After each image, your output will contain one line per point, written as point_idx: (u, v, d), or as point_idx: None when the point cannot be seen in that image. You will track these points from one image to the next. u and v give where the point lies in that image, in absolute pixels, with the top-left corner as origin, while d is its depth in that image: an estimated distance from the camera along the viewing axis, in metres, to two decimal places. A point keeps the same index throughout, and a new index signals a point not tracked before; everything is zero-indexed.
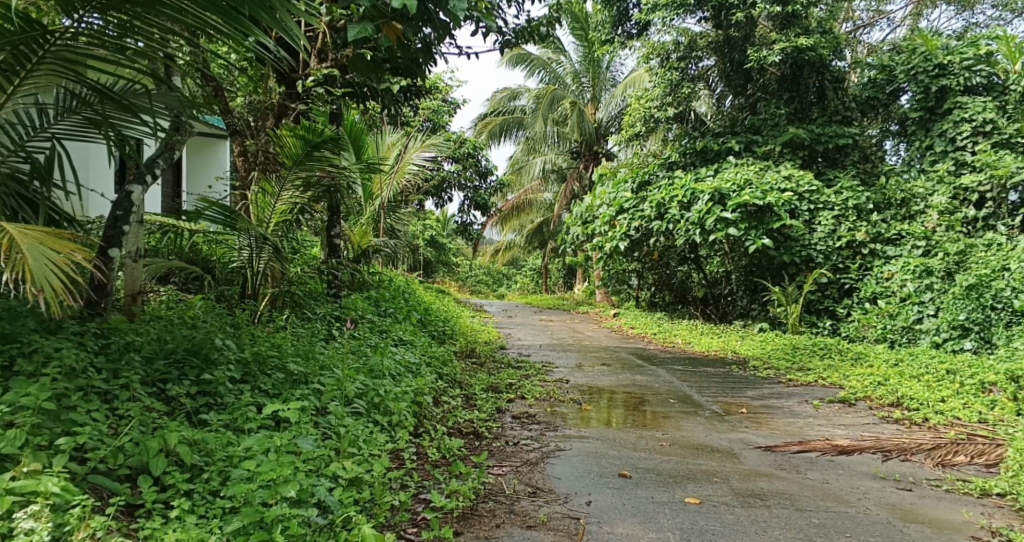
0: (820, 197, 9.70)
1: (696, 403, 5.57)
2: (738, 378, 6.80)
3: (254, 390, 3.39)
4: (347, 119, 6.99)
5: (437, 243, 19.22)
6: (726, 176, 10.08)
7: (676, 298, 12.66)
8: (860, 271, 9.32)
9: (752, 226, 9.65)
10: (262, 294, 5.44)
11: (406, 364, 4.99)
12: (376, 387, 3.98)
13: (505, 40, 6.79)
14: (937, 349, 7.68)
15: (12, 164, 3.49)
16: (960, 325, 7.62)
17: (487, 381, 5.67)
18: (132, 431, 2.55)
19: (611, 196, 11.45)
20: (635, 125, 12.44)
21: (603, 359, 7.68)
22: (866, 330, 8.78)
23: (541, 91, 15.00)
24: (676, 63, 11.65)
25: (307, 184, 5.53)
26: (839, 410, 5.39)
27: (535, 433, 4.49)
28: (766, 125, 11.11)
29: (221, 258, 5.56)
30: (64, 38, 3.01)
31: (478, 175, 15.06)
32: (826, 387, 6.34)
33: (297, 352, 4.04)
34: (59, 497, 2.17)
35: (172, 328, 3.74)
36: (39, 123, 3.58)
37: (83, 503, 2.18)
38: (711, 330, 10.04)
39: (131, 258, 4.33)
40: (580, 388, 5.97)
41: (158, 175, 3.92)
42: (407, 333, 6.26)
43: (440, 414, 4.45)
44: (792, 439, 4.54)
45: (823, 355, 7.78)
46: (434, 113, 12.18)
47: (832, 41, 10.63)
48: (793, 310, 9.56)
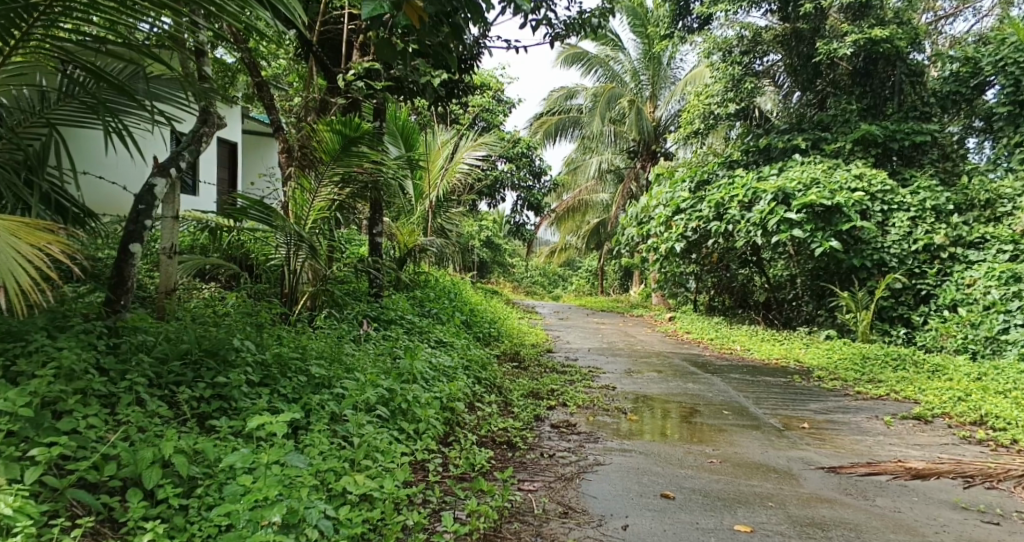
0: (894, 197, 9.07)
1: (753, 416, 5.17)
2: (800, 389, 6.34)
3: (274, 396, 3.23)
4: (394, 116, 6.87)
5: (493, 243, 19.08)
6: (791, 174, 9.55)
7: (736, 303, 12.12)
8: (938, 276, 8.65)
9: (819, 228, 9.08)
10: (300, 293, 5.36)
11: (440, 368, 4.77)
12: (403, 392, 3.78)
13: (556, 33, 6.51)
14: None
15: (9, 151, 3.51)
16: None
17: (529, 387, 5.40)
18: (123, 441, 2.43)
19: (667, 195, 11.01)
20: (694, 122, 11.96)
21: (655, 365, 7.29)
22: (945, 339, 8.14)
23: (598, 90, 14.65)
24: (740, 57, 11.12)
25: (345, 180, 5.40)
26: (915, 429, 4.89)
27: (574, 444, 4.20)
28: (836, 122, 10.46)
29: (259, 255, 5.48)
30: (52, 11, 2.87)
31: (532, 175, 14.79)
32: (899, 402, 5.83)
33: (323, 355, 3.87)
34: (11, 520, 2.03)
35: (194, 326, 3.62)
36: (40, 108, 3.62)
37: (29, 529, 2.03)
38: (772, 337, 9.52)
39: (166, 254, 4.25)
40: (628, 396, 5.64)
41: (183, 167, 3.81)
42: (447, 334, 6.05)
43: (473, 422, 4.21)
44: (860, 459, 4.12)
45: (896, 366, 7.21)
46: (488, 112, 12.00)
47: (910, 33, 9.96)
48: (863, 317, 8.94)
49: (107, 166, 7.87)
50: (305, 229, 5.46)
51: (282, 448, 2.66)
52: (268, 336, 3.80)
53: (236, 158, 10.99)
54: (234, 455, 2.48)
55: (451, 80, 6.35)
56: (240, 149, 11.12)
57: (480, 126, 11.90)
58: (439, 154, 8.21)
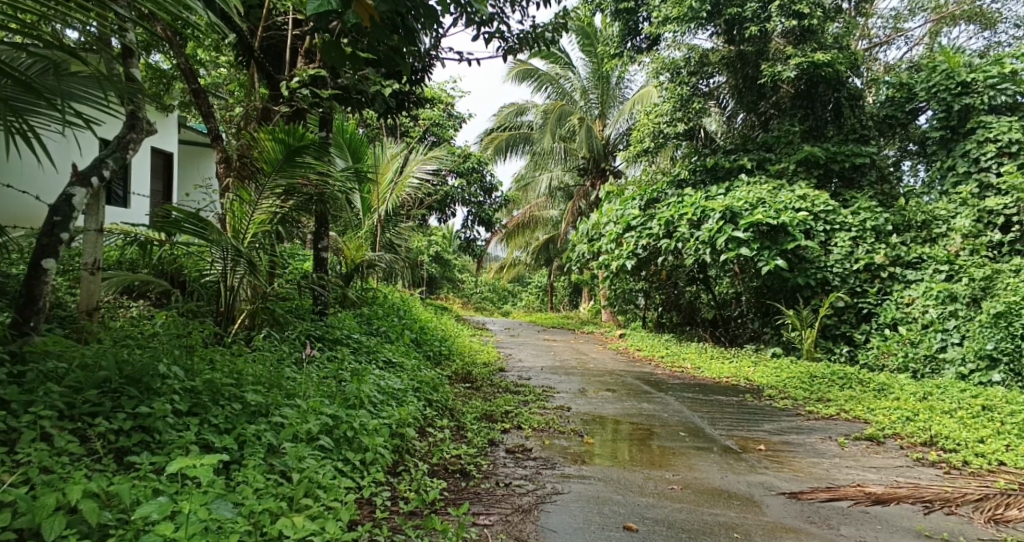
0: (836, 218, 9.24)
1: (709, 437, 5.08)
2: (753, 409, 6.29)
3: (203, 427, 2.95)
4: (342, 128, 6.66)
5: (442, 259, 18.78)
6: (738, 194, 9.64)
7: (684, 320, 12.15)
8: (879, 295, 8.82)
9: (766, 247, 9.16)
10: (237, 311, 5.05)
11: (388, 391, 4.51)
12: (349, 419, 3.53)
13: (508, 47, 6.37)
14: (963, 381, 7.23)
15: None
16: (987, 355, 7.17)
17: (481, 409, 5.19)
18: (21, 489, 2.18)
19: (617, 212, 10.97)
20: (644, 141, 11.99)
21: (608, 384, 7.16)
22: (886, 358, 8.27)
23: (549, 107, 14.63)
24: (687, 78, 11.24)
25: (288, 192, 5.14)
26: (868, 450, 4.87)
27: (530, 471, 4.01)
28: (780, 143, 10.63)
29: (194, 271, 5.15)
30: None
31: (482, 191, 14.62)
32: (850, 421, 5.84)
33: (261, 379, 3.59)
34: None
35: (115, 348, 3.32)
36: None
37: None
38: (722, 355, 9.53)
39: (88, 270, 4.05)
40: (582, 417, 5.49)
41: (106, 176, 3.49)
42: (396, 353, 5.78)
43: (424, 449, 3.98)
44: (820, 484, 4.04)
45: (843, 385, 7.27)
46: (438, 126, 11.79)
47: (850, 58, 10.21)
48: (808, 335, 9.02)
49: (13, 170, 7.44)
50: (244, 243, 5.16)
51: (208, 493, 2.42)
52: (200, 359, 3.51)
53: (172, 168, 10.50)
54: (152, 501, 2.25)
55: (401, 91, 6.15)
56: (177, 159, 10.64)
57: (429, 140, 11.67)
58: (389, 167, 7.95)
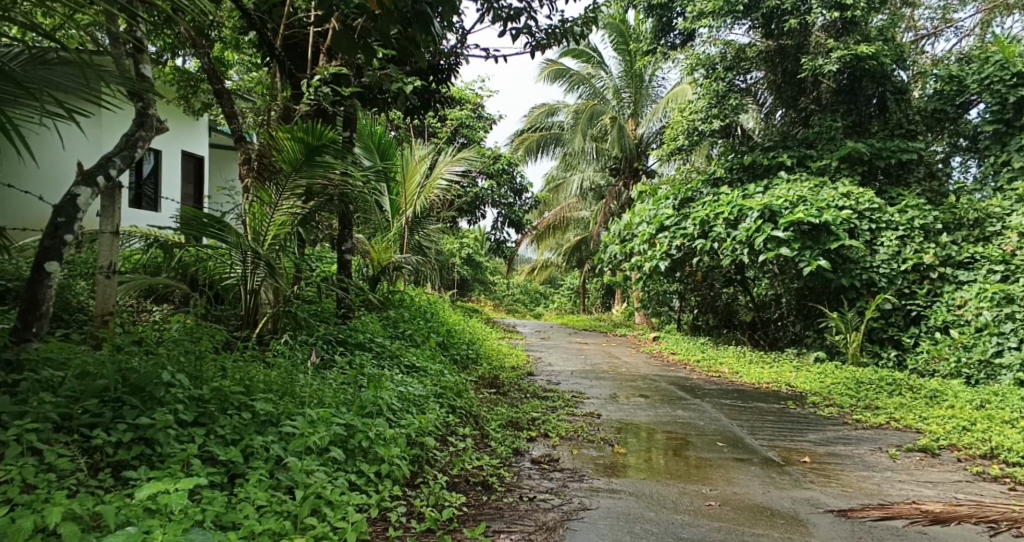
0: (881, 216, 8.82)
1: (749, 448, 4.81)
2: (796, 417, 5.96)
3: (208, 438, 2.84)
4: (369, 129, 6.53)
5: (473, 261, 18.62)
6: (777, 192, 9.26)
7: (721, 322, 11.77)
8: (928, 297, 8.39)
9: (807, 247, 8.77)
10: (260, 314, 4.95)
11: (409, 397, 4.34)
12: (365, 428, 3.38)
13: (536, 42, 6.15)
14: None
15: None
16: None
17: (507, 416, 4.98)
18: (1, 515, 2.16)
19: (650, 212, 10.68)
20: (678, 139, 11.64)
21: (641, 390, 6.89)
22: (937, 363, 7.83)
23: (580, 107, 14.37)
24: (723, 73, 10.89)
25: (309, 193, 5.01)
26: (923, 463, 4.53)
27: (557, 484, 3.80)
28: (821, 139, 10.20)
29: (214, 274, 5.08)
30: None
31: (512, 192, 14.41)
32: (901, 431, 5.49)
33: (273, 387, 3.46)
34: None
35: (119, 355, 3.26)
36: None
37: None
38: (761, 359, 9.17)
39: (104, 274, 4.08)
40: (613, 424, 5.25)
41: (115, 174, 3.53)
42: (420, 358, 5.61)
43: (445, 459, 3.80)
44: (871, 500, 3.75)
45: (891, 391, 6.89)
46: (468, 127, 11.61)
47: (895, 50, 9.76)
48: (852, 338, 8.60)
49: None
50: (264, 245, 5.05)
51: (198, 519, 2.32)
52: (211, 365, 3.41)
53: (202, 172, 10.58)
54: (119, 533, 2.15)
55: (426, 89, 6.00)
56: (207, 163, 10.69)
57: (459, 142, 11.51)
58: (416, 169, 7.79)
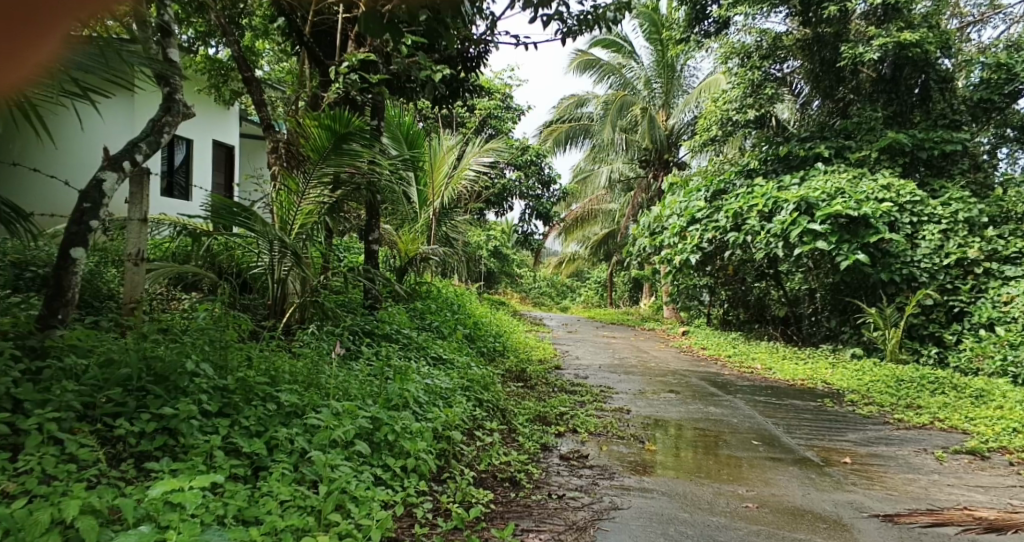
0: (923, 209, 8.50)
1: (785, 447, 4.64)
2: (834, 416, 5.76)
3: (233, 429, 2.78)
4: (396, 119, 6.45)
5: (500, 253, 18.53)
6: (814, 183, 8.99)
7: (753, 317, 11.53)
8: (972, 292, 8.08)
9: (844, 240, 8.51)
10: (287, 304, 4.93)
11: (436, 390, 4.25)
12: (391, 421, 3.30)
13: (567, 28, 6.00)
14: None
15: None
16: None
17: (535, 410, 4.87)
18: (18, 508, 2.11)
19: (681, 205, 10.46)
20: (711, 129, 11.38)
21: (671, 385, 6.73)
22: (980, 361, 7.54)
23: (610, 97, 14.15)
24: (759, 62, 10.60)
25: (336, 181, 4.94)
26: (972, 467, 4.33)
27: (587, 482, 3.68)
28: (860, 130, 9.87)
29: (241, 262, 5.05)
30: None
31: (541, 183, 14.27)
32: (946, 432, 5.27)
33: (298, 379, 3.40)
34: None
35: (144, 342, 3.22)
36: None
37: None
38: (795, 355, 8.93)
39: (132, 261, 4.09)
40: (644, 420, 5.11)
41: (141, 159, 3.55)
42: (448, 350, 5.53)
43: (473, 454, 3.71)
44: (919, 505, 3.57)
45: (933, 390, 6.64)
46: (496, 118, 11.49)
47: (941, 37, 9.40)
48: (891, 335, 8.32)
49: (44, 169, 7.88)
50: (291, 234, 5.01)
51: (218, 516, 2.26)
52: (236, 354, 3.36)
53: (233, 161, 10.65)
54: (134, 532, 2.09)
55: (455, 77, 5.89)
56: (237, 153, 10.75)
57: (487, 132, 11.39)
58: (444, 160, 7.64)
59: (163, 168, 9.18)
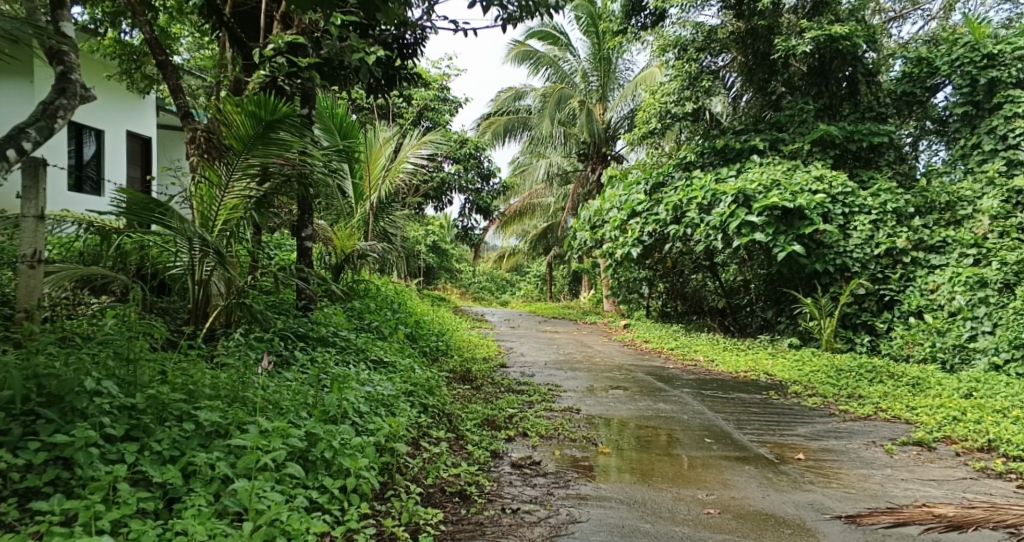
0: (855, 200, 8.62)
1: (740, 444, 4.53)
2: (782, 409, 5.73)
3: (143, 455, 2.44)
4: (328, 109, 6.08)
5: (439, 248, 18.16)
6: (751, 175, 9.02)
7: (691, 309, 11.58)
8: (901, 281, 8.25)
9: (781, 232, 8.56)
10: (211, 307, 4.50)
11: (376, 397, 3.95)
12: (327, 437, 2.99)
13: (507, 15, 5.74)
14: (998, 372, 6.66)
15: None
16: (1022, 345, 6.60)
17: (482, 414, 4.61)
18: None
19: (621, 198, 10.35)
20: (649, 122, 11.28)
21: (618, 381, 6.58)
22: (911, 348, 7.71)
23: (547, 90, 13.98)
24: (695, 55, 10.56)
25: (264, 173, 4.56)
26: (921, 458, 4.32)
27: (541, 492, 3.47)
28: (793, 122, 9.93)
29: (159, 263, 4.59)
30: None
31: (479, 177, 13.97)
32: (890, 422, 5.30)
33: (220, 393, 3.04)
34: None
35: (36, 356, 2.81)
36: None
37: None
38: (735, 346, 8.96)
39: (27, 263, 3.63)
40: (594, 420, 4.92)
41: (30, 146, 3.19)
42: (388, 352, 5.21)
43: (418, 469, 3.44)
44: (878, 503, 3.50)
45: (872, 379, 6.72)
46: (433, 110, 11.12)
47: (867, 30, 9.56)
48: (827, 325, 8.41)
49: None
50: (213, 231, 4.57)
51: None
52: (147, 367, 2.97)
53: (150, 153, 10.02)
54: None
55: (388, 62, 5.55)
56: (155, 145, 10.08)
57: (424, 125, 11.01)
58: (381, 153, 7.35)
59: (71, 160, 8.55)
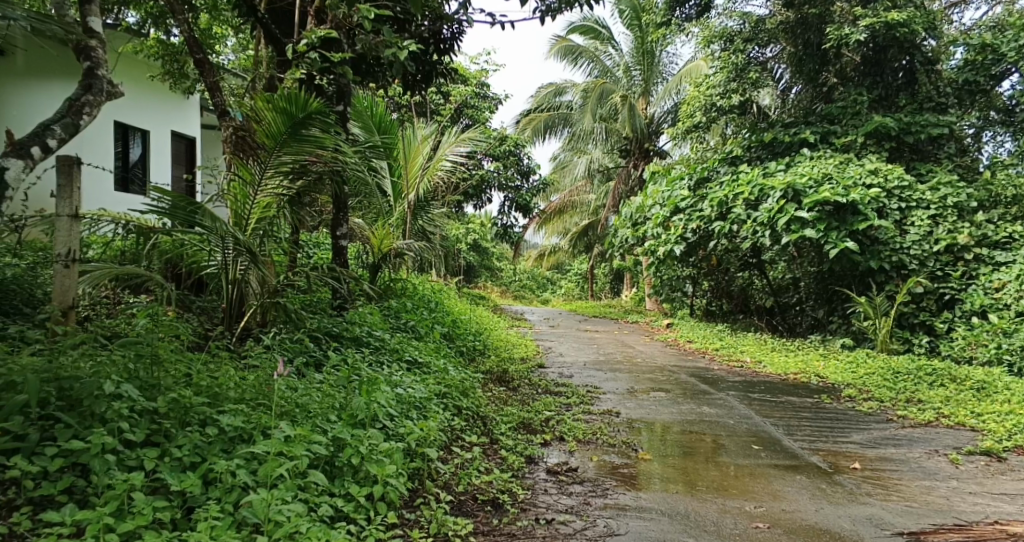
0: (912, 194, 8.20)
1: (790, 452, 4.29)
2: (834, 414, 5.44)
3: (162, 461, 2.46)
4: (363, 105, 5.99)
5: (480, 246, 18.07)
6: (800, 169, 8.66)
7: (737, 307, 11.24)
8: (963, 279, 7.80)
9: (833, 228, 8.18)
10: (245, 306, 4.44)
11: (408, 400, 3.84)
12: (354, 442, 2.91)
13: (546, 6, 5.57)
14: None
15: None
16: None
17: (518, 416, 4.47)
18: None
19: (664, 194, 10.10)
20: (694, 116, 10.96)
21: (661, 383, 6.35)
22: (974, 350, 7.28)
23: (589, 85, 13.76)
24: (742, 45, 10.19)
25: (297, 171, 4.51)
26: (990, 470, 4.02)
27: (578, 501, 3.31)
28: (845, 114, 9.52)
29: (196, 263, 4.51)
30: None
31: (520, 174, 13.82)
32: (954, 430, 4.97)
33: (246, 396, 3.01)
34: None
35: (62, 358, 2.82)
36: None
37: None
38: (783, 346, 8.63)
39: (62, 263, 3.63)
40: (634, 424, 4.74)
41: (55, 142, 3.48)
42: (423, 352, 5.10)
43: (449, 476, 3.31)
44: (944, 520, 3.24)
45: (932, 382, 6.35)
46: (473, 108, 11.02)
47: (927, 16, 9.08)
48: (882, 325, 8.00)
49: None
50: (247, 230, 4.52)
51: None
52: (172, 369, 2.96)
53: (194, 153, 10.18)
54: None
55: (423, 57, 5.43)
56: (199, 145, 10.24)
57: (463, 123, 10.90)
58: (419, 151, 7.24)
59: (116, 163, 8.73)
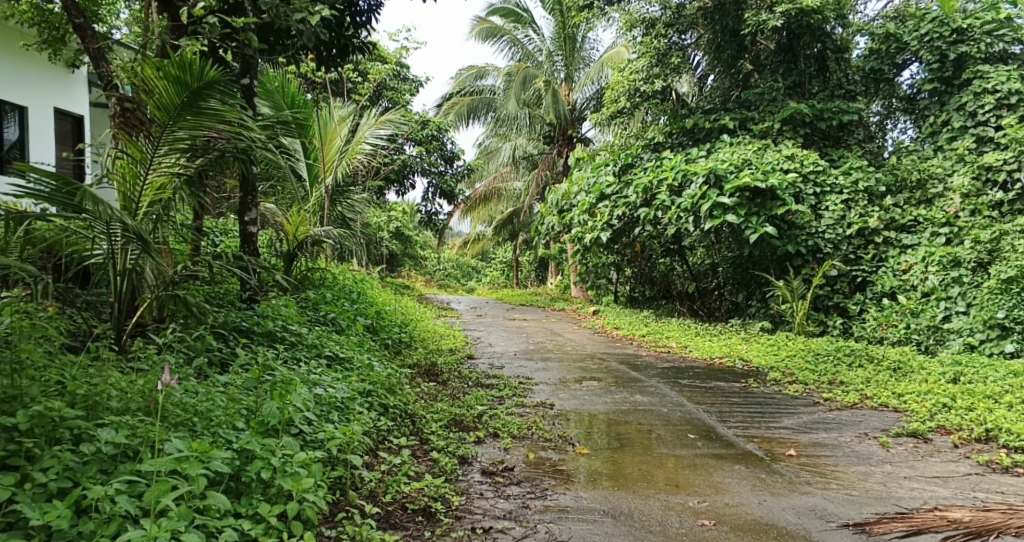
0: (826, 179, 8.34)
1: (726, 440, 4.20)
2: (764, 398, 5.42)
3: (24, 490, 2.17)
4: (272, 81, 5.51)
5: (402, 235, 17.55)
6: (721, 155, 8.68)
7: (660, 293, 11.29)
8: (874, 262, 8.02)
9: (753, 213, 8.24)
10: (139, 300, 3.95)
11: (327, 400, 3.50)
12: (266, 454, 2.59)
13: None
14: (973, 353, 6.50)
15: None
16: (998, 325, 6.47)
17: (448, 413, 4.19)
18: None
19: (589, 180, 9.96)
20: (618, 101, 10.81)
21: (592, 372, 6.20)
22: (885, 330, 7.48)
23: (512, 69, 13.51)
24: (664, 30, 10.04)
25: (196, 149, 4.06)
26: (920, 452, 4.04)
27: (516, 505, 3.08)
28: (762, 100, 9.59)
29: (79, 252, 4.00)
30: None
31: (443, 159, 13.43)
32: (878, 411, 5.03)
33: (132, 406, 2.66)
34: None
35: None
36: None
37: None
38: (707, 331, 8.67)
39: None
40: (568, 415, 4.56)
41: None
42: (344, 347, 4.74)
43: (375, 485, 3.01)
44: (886, 508, 3.19)
45: (852, 363, 6.46)
46: (391, 88, 10.53)
47: (838, 4, 9.24)
48: (799, 308, 8.14)
49: None
50: (138, 215, 4.04)
51: None
52: (42, 378, 2.60)
53: (82, 133, 9.35)
54: None
55: (336, 28, 5.02)
56: (87, 123, 9.40)
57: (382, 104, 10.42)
58: (336, 133, 6.83)
59: None
